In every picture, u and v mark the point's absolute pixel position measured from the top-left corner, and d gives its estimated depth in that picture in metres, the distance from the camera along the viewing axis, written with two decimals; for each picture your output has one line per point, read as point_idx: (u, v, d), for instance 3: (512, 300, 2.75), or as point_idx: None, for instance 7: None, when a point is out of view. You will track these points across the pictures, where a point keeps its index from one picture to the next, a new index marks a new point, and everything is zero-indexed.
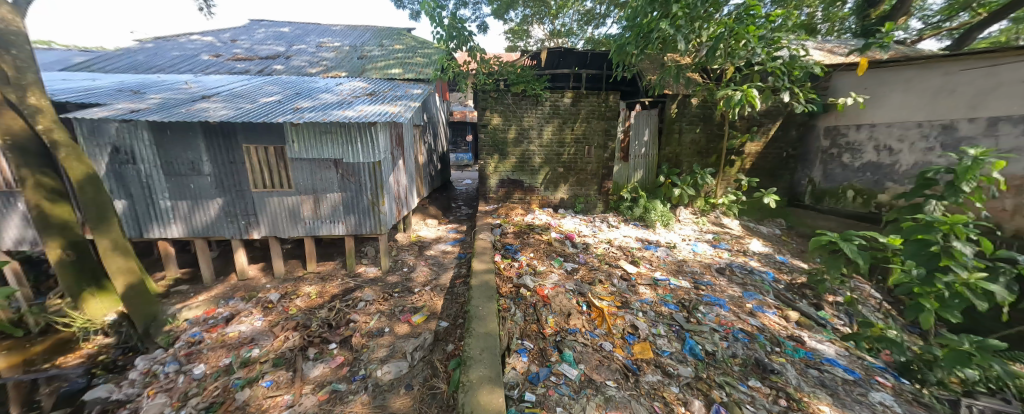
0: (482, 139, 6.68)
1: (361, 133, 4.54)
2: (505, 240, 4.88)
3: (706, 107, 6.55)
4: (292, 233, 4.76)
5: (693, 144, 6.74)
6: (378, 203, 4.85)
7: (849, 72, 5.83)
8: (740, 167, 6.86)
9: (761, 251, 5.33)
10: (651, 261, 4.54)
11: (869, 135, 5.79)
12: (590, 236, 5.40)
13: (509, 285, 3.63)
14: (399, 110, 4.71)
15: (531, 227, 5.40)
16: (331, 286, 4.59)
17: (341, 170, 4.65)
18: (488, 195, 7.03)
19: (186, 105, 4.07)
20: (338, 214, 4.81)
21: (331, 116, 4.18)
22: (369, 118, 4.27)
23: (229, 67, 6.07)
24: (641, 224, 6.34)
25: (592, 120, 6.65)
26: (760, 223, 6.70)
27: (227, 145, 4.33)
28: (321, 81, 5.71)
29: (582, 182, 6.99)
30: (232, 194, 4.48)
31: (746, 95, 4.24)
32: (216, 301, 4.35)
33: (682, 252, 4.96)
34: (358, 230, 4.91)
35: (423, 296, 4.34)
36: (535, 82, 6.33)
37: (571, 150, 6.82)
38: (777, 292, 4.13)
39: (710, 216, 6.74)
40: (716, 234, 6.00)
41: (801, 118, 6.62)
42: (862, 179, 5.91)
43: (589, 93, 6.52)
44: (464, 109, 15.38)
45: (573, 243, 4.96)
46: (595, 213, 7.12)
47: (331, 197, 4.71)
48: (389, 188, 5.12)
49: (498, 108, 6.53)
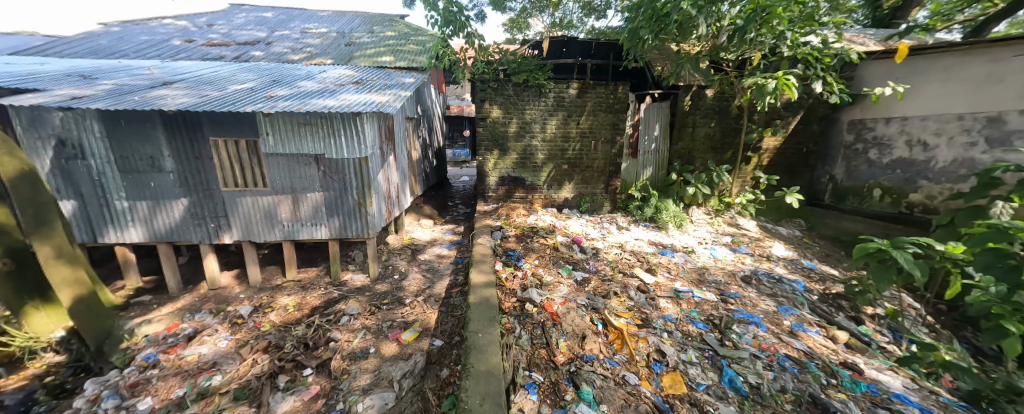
0: (480, 133, 6.17)
1: (346, 126, 4.05)
2: (507, 245, 4.41)
3: (721, 99, 6.12)
4: (269, 237, 4.28)
5: (706, 138, 6.33)
6: (366, 204, 4.36)
7: (880, 61, 5.36)
8: (756, 164, 6.43)
9: (785, 256, 4.88)
10: (668, 268, 4.08)
11: (900, 129, 5.36)
12: (599, 239, 4.93)
13: (512, 300, 3.18)
14: (388, 100, 4.20)
15: (534, 229, 4.93)
16: (313, 296, 4.10)
17: (323, 167, 4.16)
18: (488, 194, 6.52)
19: (141, 92, 3.55)
20: (320, 216, 4.32)
21: (308, 105, 3.67)
22: (353, 108, 3.76)
23: (202, 52, 5.53)
24: (652, 225, 5.87)
25: (599, 112, 6.19)
26: (778, 224, 6.24)
27: (192, 138, 3.83)
28: (303, 68, 5.19)
29: (588, 180, 6.53)
30: (198, 194, 3.98)
31: (781, 84, 3.76)
32: (181, 314, 3.85)
33: (700, 258, 4.49)
34: (344, 233, 4.43)
35: (415, 309, 3.87)
36: (539, 71, 5.83)
37: (577, 145, 6.34)
38: (812, 304, 3.68)
39: (725, 216, 6.27)
40: (734, 236, 5.55)
41: (823, 111, 6.16)
42: (892, 177, 5.47)
43: (596, 83, 6.04)
44: (461, 103, 14.83)
45: (581, 247, 4.50)
46: (602, 213, 6.65)
47: (312, 197, 4.23)
48: (378, 186, 4.63)
49: (497, 100, 6.02)
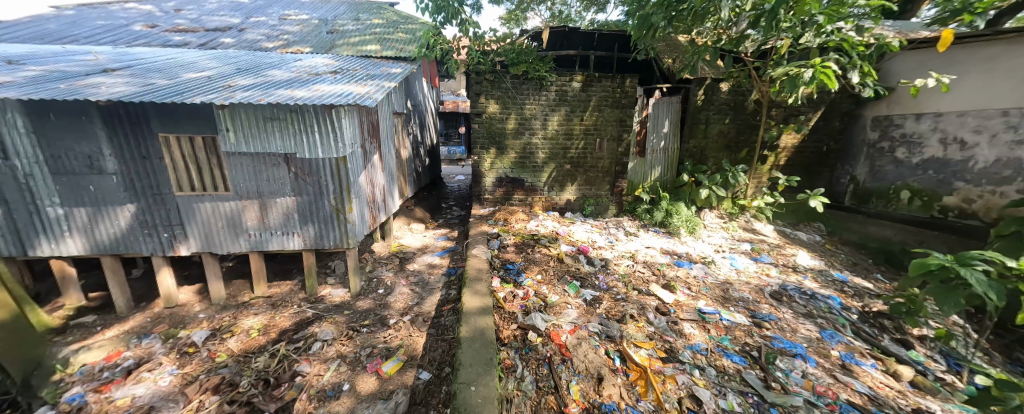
0: (476, 130, 5.64)
1: (319, 121, 3.55)
2: (505, 256, 3.91)
3: (737, 93, 5.65)
4: (234, 248, 3.75)
5: (719, 136, 5.86)
6: (345, 210, 3.84)
7: (914, 51, 4.92)
8: (773, 164, 5.99)
9: (812, 266, 4.42)
10: (688, 284, 3.59)
11: (933, 126, 4.91)
12: (607, 248, 4.45)
13: (512, 327, 2.70)
14: (368, 90, 3.64)
15: (535, 237, 4.43)
16: (283, 316, 3.58)
17: (294, 168, 3.64)
18: (484, 196, 6.00)
19: (72, 79, 3.00)
20: (292, 224, 3.79)
21: (272, 97, 3.14)
22: (324, 99, 3.23)
23: (164, 39, 4.96)
24: (663, 231, 5.39)
25: (605, 107, 5.70)
26: (797, 229, 5.80)
27: (137, 135, 3.28)
28: (276, 57, 4.64)
29: (592, 181, 6.05)
30: (147, 199, 3.44)
31: (820, 72, 3.26)
32: (127, 338, 3.32)
33: (720, 269, 4.01)
34: (320, 244, 3.90)
35: (400, 332, 3.38)
36: (540, 62, 5.32)
37: (580, 143, 5.85)
38: (854, 326, 3.23)
39: (740, 220, 5.82)
40: (752, 243, 5.09)
41: (846, 106, 5.72)
42: (922, 178, 5.03)
43: (602, 76, 5.53)
44: (456, 99, 14.24)
45: (588, 258, 4.02)
46: (607, 216, 6.18)
47: (283, 202, 3.70)
48: (360, 190, 4.10)
49: (495, 93, 5.50)
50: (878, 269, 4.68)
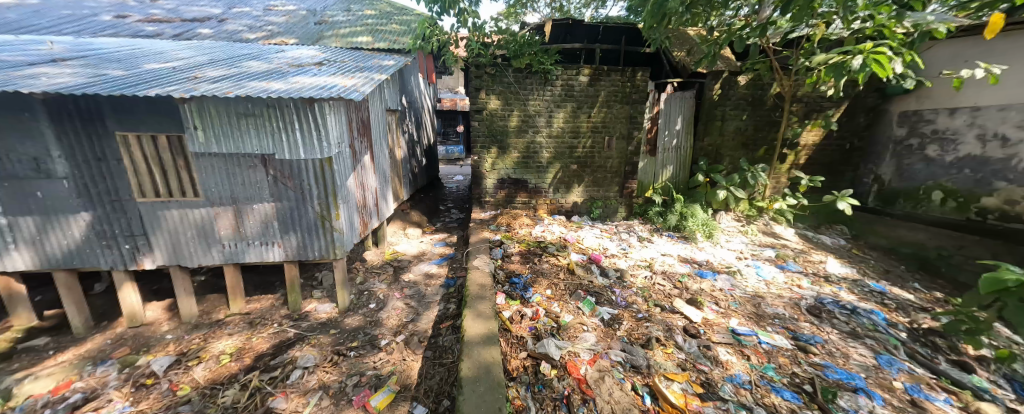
0: (476, 128, 5.24)
1: (300, 118, 3.16)
2: (510, 267, 3.52)
3: (756, 88, 5.27)
4: (206, 261, 3.34)
5: (736, 133, 5.48)
6: (331, 217, 3.44)
7: (955, 40, 4.51)
8: (793, 163, 5.62)
9: (844, 274, 4.05)
10: (715, 298, 3.20)
11: (969, 121, 4.54)
12: (621, 256, 4.07)
13: (521, 356, 2.32)
14: (355, 82, 3.22)
15: (541, 245, 4.05)
16: (260, 337, 3.18)
17: (273, 171, 3.24)
18: (485, 199, 5.59)
19: (10, 70, 2.60)
20: (271, 233, 3.38)
21: (241, 89, 2.73)
22: (303, 92, 2.83)
23: (135, 29, 4.56)
24: (678, 235, 5.00)
25: (613, 103, 5.32)
26: (819, 232, 5.43)
27: (90, 134, 2.88)
28: (257, 48, 4.25)
29: (599, 182, 5.66)
30: (105, 206, 3.03)
31: (871, 59, 2.95)
32: (81, 365, 2.91)
33: (747, 280, 3.62)
34: (304, 255, 3.50)
35: (392, 355, 2.98)
36: (544, 54, 4.94)
37: (588, 142, 5.46)
38: (907, 347, 2.84)
39: (759, 223, 5.44)
40: (775, 248, 4.72)
41: (871, 101, 5.36)
42: (957, 178, 4.67)
43: (611, 69, 5.16)
44: (454, 97, 13.80)
45: (601, 269, 3.64)
46: (616, 219, 5.79)
47: (261, 209, 3.31)
48: (349, 194, 3.71)
49: (496, 88, 5.10)
50: (913, 277, 4.31)
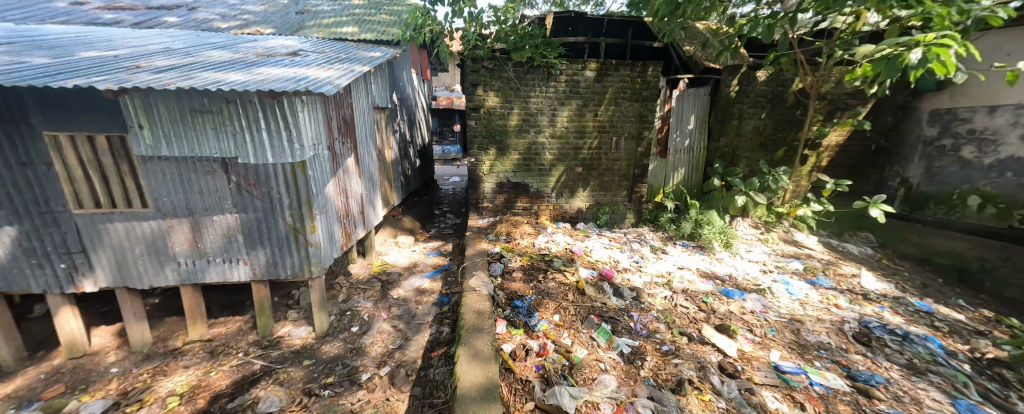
0: (473, 127, 4.79)
1: (266, 115, 2.71)
2: (511, 286, 3.09)
3: (776, 84, 4.86)
4: (158, 281, 2.88)
5: (754, 133, 5.06)
6: (304, 230, 2.99)
7: (1004, 28, 4.03)
8: (814, 165, 5.22)
9: (883, 290, 3.64)
10: (748, 323, 2.78)
11: (1012, 121, 4.09)
12: (634, 270, 3.65)
13: (527, 408, 1.89)
14: (330, 74, 2.77)
15: (546, 259, 3.62)
16: (219, 372, 2.73)
17: (236, 178, 2.80)
18: (482, 204, 5.15)
19: None
20: (235, 249, 2.92)
21: (188, 80, 2.27)
22: (262, 84, 2.37)
23: (93, 17, 4.11)
24: (693, 245, 4.58)
25: (622, 101, 4.89)
26: (844, 239, 5.03)
27: (13, 134, 2.44)
28: (225, 37, 3.80)
29: (606, 186, 5.24)
30: (35, 220, 2.59)
31: (935, 52, 2.59)
32: (3, 408, 2.47)
33: (780, 300, 3.20)
34: (274, 273, 3.04)
35: (372, 395, 2.55)
36: (547, 47, 4.52)
37: (594, 142, 5.04)
38: (976, 384, 2.41)
39: (779, 231, 5.04)
40: (800, 259, 4.31)
41: (899, 98, 4.95)
42: (997, 182, 4.21)
43: (619, 62, 4.74)
44: (450, 95, 13.32)
45: (615, 287, 3.21)
46: (624, 226, 5.37)
47: (223, 221, 2.85)
48: (327, 203, 3.25)
49: (495, 84, 4.66)
50: (954, 292, 3.90)
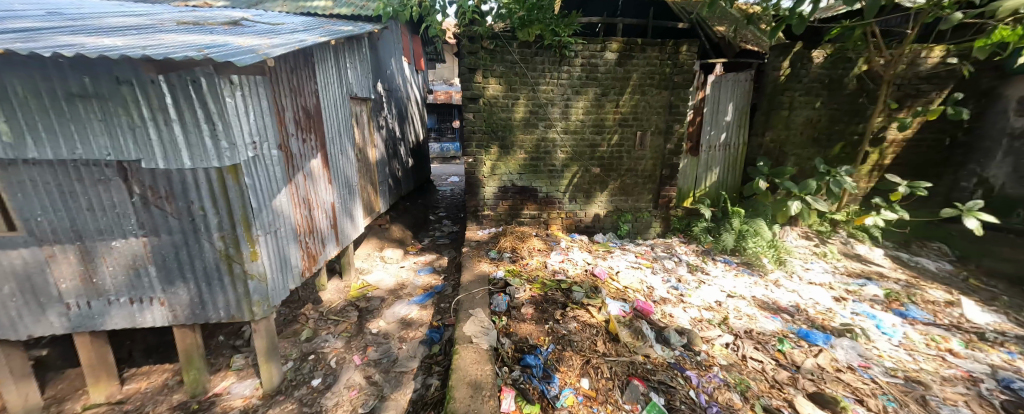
0: (470, 121, 3.99)
1: (176, 101, 1.92)
2: (521, 332, 2.31)
3: (834, 66, 4.04)
4: (41, 329, 2.12)
5: (806, 125, 4.24)
6: (241, 256, 2.21)
7: None
8: (875, 163, 4.41)
9: (999, 327, 2.81)
10: (853, 390, 1.97)
11: None
12: (676, 301, 2.87)
13: None
14: (267, 42, 1.98)
15: (563, 287, 2.83)
16: None
17: (140, 188, 2.02)
18: (482, 213, 4.37)
19: None
20: (145, 284, 2.15)
21: (31, 43, 1.49)
22: (143, 49, 1.57)
23: None
24: (737, 261, 3.79)
25: (648, 88, 4.09)
26: (914, 252, 4.21)
27: None
28: (158, 8, 3.03)
29: (628, 189, 4.44)
30: None
31: None
32: None
33: (878, 345, 2.40)
34: (202, 316, 2.27)
35: None
36: (560, 23, 3.72)
37: (614, 137, 4.24)
38: None
39: (835, 243, 4.22)
40: (872, 280, 3.50)
41: (982, 83, 4.07)
42: None
43: (646, 42, 3.94)
44: (449, 89, 12.53)
45: (657, 328, 2.43)
46: (649, 236, 4.58)
47: (126, 247, 2.09)
48: (278, 218, 2.48)
49: (497, 68, 3.86)
50: None
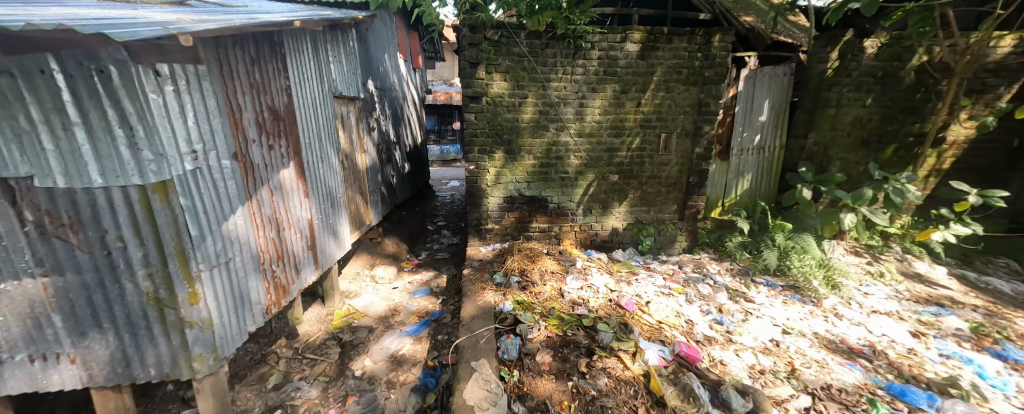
0: (471, 123, 3.49)
1: (77, 98, 1.42)
2: (539, 394, 1.82)
3: (888, 58, 3.52)
4: None
5: (854, 126, 3.72)
6: (174, 300, 1.70)
7: None
8: (932, 168, 3.87)
9: None
10: None
11: None
12: (725, 342, 2.34)
13: None
14: (193, 19, 1.47)
15: (587, 325, 2.31)
16: None
17: (32, 214, 1.51)
18: (485, 226, 3.85)
19: None
20: (48, 337, 1.65)
21: None
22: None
23: None
24: (781, 284, 3.27)
25: (674, 84, 3.58)
26: (982, 271, 3.66)
27: None
28: None
29: (649, 198, 3.92)
30: None
31: None
32: None
33: (997, 409, 1.87)
34: (126, 375, 1.77)
35: None
36: (575, 9, 3.21)
37: (634, 140, 3.72)
38: None
39: (889, 260, 3.68)
40: (946, 307, 2.96)
41: None
42: None
43: (672, 31, 3.43)
44: (448, 89, 12.07)
45: (711, 385, 1.91)
46: (674, 252, 4.07)
47: (19, 291, 1.57)
48: (231, 245, 1.97)
49: (502, 62, 3.36)
50: None
